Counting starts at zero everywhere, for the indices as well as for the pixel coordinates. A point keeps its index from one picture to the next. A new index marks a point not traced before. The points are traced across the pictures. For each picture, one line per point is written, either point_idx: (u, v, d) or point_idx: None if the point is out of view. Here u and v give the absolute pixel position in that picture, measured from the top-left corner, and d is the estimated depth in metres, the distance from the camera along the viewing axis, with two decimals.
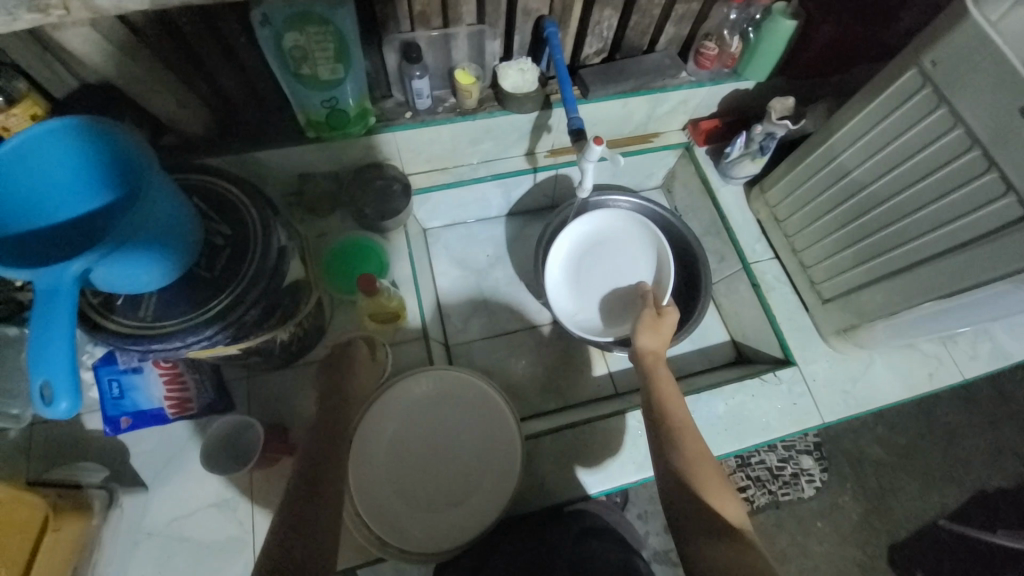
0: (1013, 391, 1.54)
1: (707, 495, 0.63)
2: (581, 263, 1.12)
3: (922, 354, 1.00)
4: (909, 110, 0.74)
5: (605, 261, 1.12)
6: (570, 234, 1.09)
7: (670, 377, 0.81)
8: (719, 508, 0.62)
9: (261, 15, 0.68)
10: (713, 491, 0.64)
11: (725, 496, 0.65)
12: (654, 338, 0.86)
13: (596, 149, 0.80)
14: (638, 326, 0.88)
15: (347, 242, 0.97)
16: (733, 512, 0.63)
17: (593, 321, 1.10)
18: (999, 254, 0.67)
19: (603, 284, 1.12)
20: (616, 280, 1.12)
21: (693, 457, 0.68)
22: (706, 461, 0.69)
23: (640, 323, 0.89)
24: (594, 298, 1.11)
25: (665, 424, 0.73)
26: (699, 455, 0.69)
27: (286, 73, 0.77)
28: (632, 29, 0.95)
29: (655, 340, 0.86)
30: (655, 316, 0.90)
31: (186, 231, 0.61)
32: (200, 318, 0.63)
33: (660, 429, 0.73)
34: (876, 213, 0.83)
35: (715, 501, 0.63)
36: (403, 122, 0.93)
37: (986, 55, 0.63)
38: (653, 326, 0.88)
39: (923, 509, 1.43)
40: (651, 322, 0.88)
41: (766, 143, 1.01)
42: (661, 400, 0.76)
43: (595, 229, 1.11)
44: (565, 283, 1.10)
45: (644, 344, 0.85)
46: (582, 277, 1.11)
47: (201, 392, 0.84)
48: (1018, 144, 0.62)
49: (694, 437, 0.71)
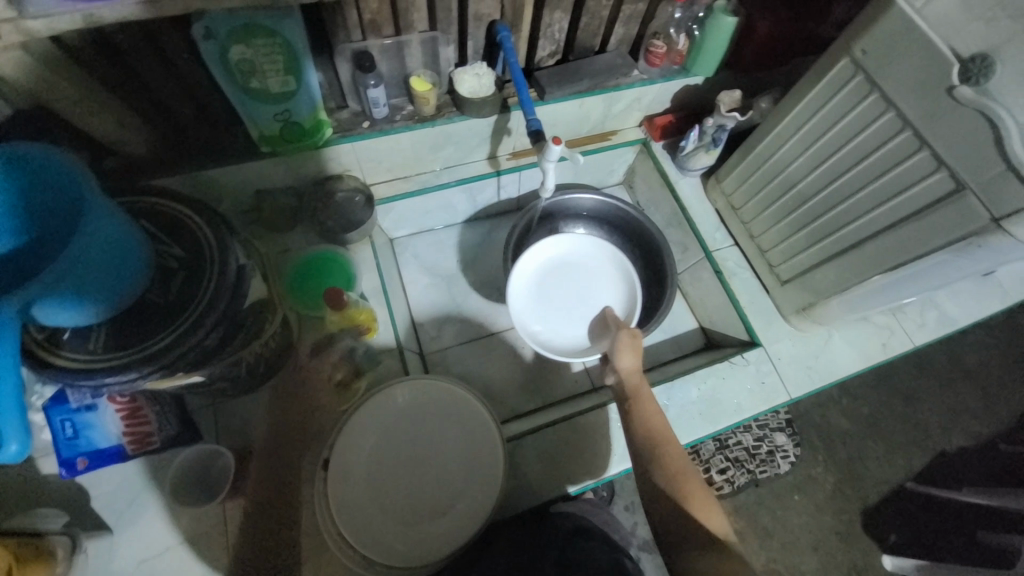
0: (962, 355, 1.64)
1: (692, 507, 0.65)
2: (543, 285, 1.08)
3: (875, 326, 1.06)
4: (846, 97, 0.79)
5: (575, 293, 1.09)
6: (550, 250, 1.09)
7: (653, 397, 0.78)
8: (703, 520, 0.64)
9: (203, 28, 0.66)
10: (696, 502, 0.66)
11: (709, 505, 0.67)
12: (635, 357, 0.82)
13: (554, 149, 0.81)
14: (616, 345, 0.84)
15: (314, 256, 0.95)
16: (721, 527, 0.65)
17: (555, 342, 1.04)
18: (935, 226, 0.72)
19: (568, 312, 1.07)
20: (580, 304, 1.08)
21: (678, 472, 0.69)
22: (690, 481, 0.68)
23: (618, 342, 0.85)
24: (556, 322, 1.06)
25: (646, 441, 0.73)
26: (683, 471, 0.69)
27: (234, 88, 0.74)
28: (583, 30, 0.97)
29: (635, 362, 0.82)
30: (631, 336, 0.85)
31: (134, 257, 0.58)
32: (156, 346, 0.60)
33: (647, 444, 0.73)
34: (823, 195, 0.88)
35: (701, 513, 0.65)
36: (361, 133, 0.92)
37: (911, 41, 0.68)
38: (632, 347, 0.84)
39: (890, 474, 1.50)
40: (629, 342, 0.84)
41: (718, 135, 1.05)
42: (643, 423, 0.75)
43: (576, 256, 1.10)
44: (530, 300, 1.06)
45: (625, 365, 0.82)
46: (545, 299, 1.07)
47: (164, 425, 0.80)
48: (943, 122, 0.67)
49: (677, 454, 0.71)
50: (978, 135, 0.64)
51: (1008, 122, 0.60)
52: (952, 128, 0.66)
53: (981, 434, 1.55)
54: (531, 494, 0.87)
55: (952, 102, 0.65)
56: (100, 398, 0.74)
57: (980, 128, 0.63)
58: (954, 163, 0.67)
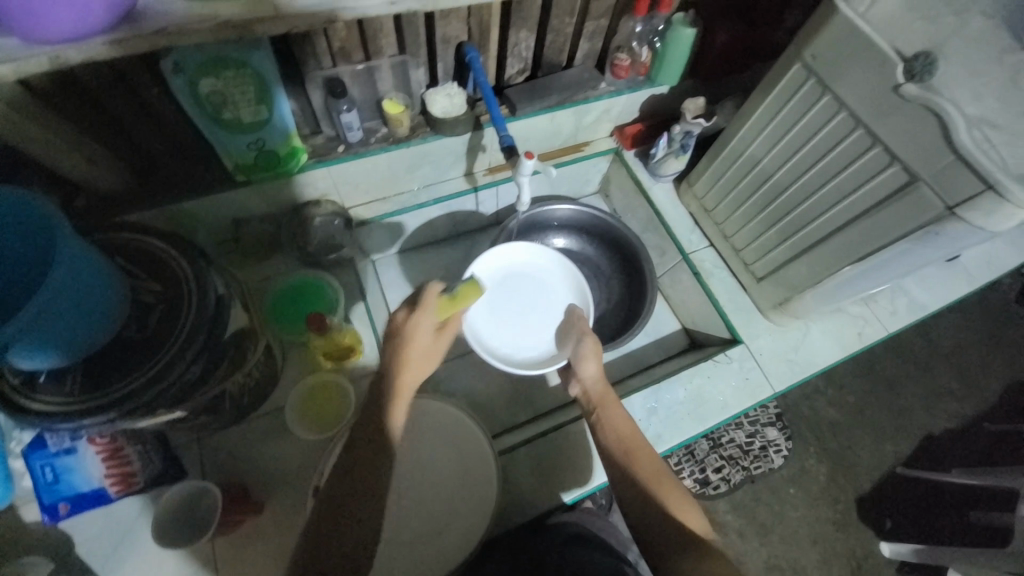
0: (939, 338, 1.70)
1: (673, 510, 0.67)
2: (498, 299, 1.04)
3: (850, 316, 1.10)
4: (801, 98, 0.82)
5: (533, 306, 1.05)
6: (513, 258, 1.06)
7: (618, 402, 0.81)
8: (682, 519, 0.66)
9: (171, 63, 0.67)
10: (674, 505, 0.67)
11: (687, 508, 0.68)
12: (598, 364, 0.85)
13: (527, 163, 0.83)
14: (581, 352, 0.86)
15: (302, 281, 0.99)
16: (699, 526, 0.67)
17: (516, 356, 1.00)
18: (895, 217, 0.75)
19: (525, 323, 1.04)
20: (539, 313, 1.05)
21: (653, 476, 0.71)
22: (665, 483, 0.70)
23: (582, 349, 0.87)
24: (517, 335, 1.03)
25: (621, 447, 0.75)
26: (658, 476, 0.71)
27: (206, 120, 0.75)
28: (549, 47, 1.00)
29: (598, 368, 0.85)
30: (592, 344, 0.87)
31: (108, 294, 0.58)
32: (135, 384, 0.59)
33: (621, 449, 0.75)
34: (789, 193, 0.91)
35: (680, 514, 0.67)
36: (336, 157, 0.92)
37: (856, 45, 0.71)
38: (593, 355, 0.86)
39: (881, 460, 1.53)
40: (591, 350, 0.86)
41: (686, 141, 1.09)
42: (613, 429, 0.78)
43: (528, 264, 1.07)
44: (487, 318, 1.03)
45: (590, 372, 0.85)
46: (502, 314, 1.04)
47: (147, 464, 0.78)
48: (892, 119, 0.71)
49: (649, 458, 0.74)
50: (924, 130, 0.67)
51: (951, 115, 0.64)
52: (901, 124, 0.70)
53: (964, 415, 1.59)
54: (526, 507, 0.87)
55: (900, 100, 0.69)
56: (80, 439, 0.72)
57: (926, 122, 0.67)
58: (906, 157, 0.71)
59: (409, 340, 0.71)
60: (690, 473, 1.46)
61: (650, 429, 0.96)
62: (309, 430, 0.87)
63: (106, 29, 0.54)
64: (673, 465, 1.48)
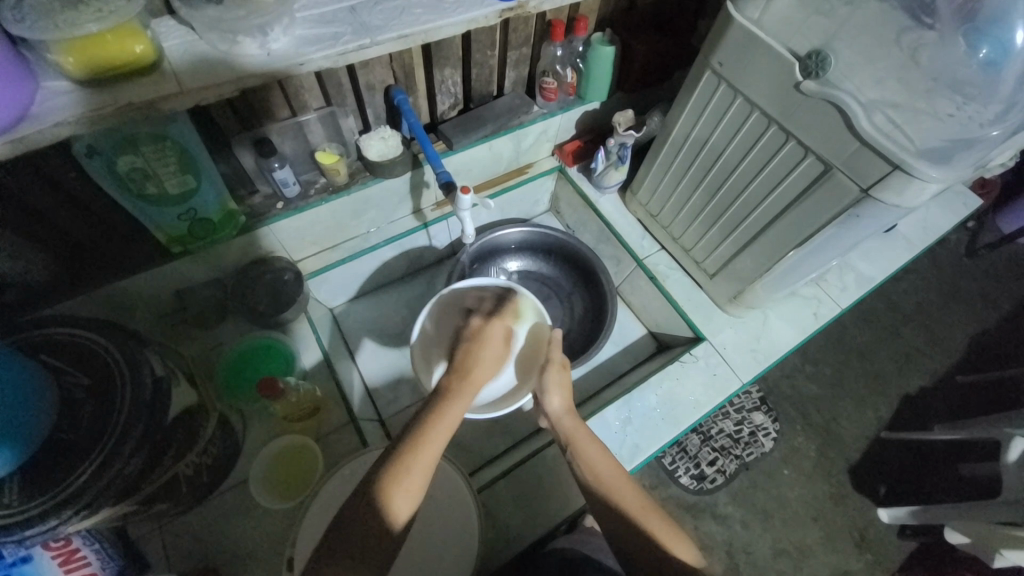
0: (901, 300, 1.76)
1: (659, 538, 0.67)
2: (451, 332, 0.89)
3: (803, 298, 1.13)
4: (718, 102, 0.86)
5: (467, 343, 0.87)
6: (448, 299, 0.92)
7: (590, 433, 0.77)
8: (674, 551, 0.66)
9: (84, 147, 0.65)
10: (665, 539, 0.67)
11: (676, 538, 0.68)
12: (565, 396, 0.78)
13: (464, 198, 0.89)
14: (545, 385, 0.78)
15: (255, 343, 0.97)
16: (687, 553, 0.67)
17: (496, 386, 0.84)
18: (819, 203, 0.78)
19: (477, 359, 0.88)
20: None
21: (637, 513, 0.69)
22: (652, 515, 0.69)
23: (546, 379, 0.79)
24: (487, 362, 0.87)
25: (599, 485, 0.72)
26: (644, 510, 0.69)
27: (129, 197, 0.73)
28: (476, 80, 1.02)
29: (564, 399, 0.78)
30: (559, 369, 0.78)
31: (36, 398, 0.55)
32: (76, 484, 0.57)
33: (600, 486, 0.71)
34: (724, 191, 0.93)
35: (671, 545, 0.67)
36: (277, 214, 0.91)
37: (756, 48, 0.76)
38: (561, 382, 0.78)
39: (865, 427, 1.56)
40: (558, 377, 0.78)
41: (622, 152, 1.12)
42: (587, 463, 0.73)
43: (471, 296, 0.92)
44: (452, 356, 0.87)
45: (555, 408, 0.77)
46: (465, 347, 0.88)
47: (104, 564, 0.69)
48: (799, 112, 0.74)
49: (630, 489, 0.72)
50: (829, 121, 0.71)
51: (850, 104, 0.67)
52: (808, 116, 0.73)
53: (938, 371, 1.64)
54: (512, 541, 0.88)
55: (802, 96, 0.73)
56: (37, 546, 0.60)
57: (829, 113, 0.71)
58: (817, 147, 0.74)
59: (480, 342, 0.75)
60: (686, 470, 1.47)
61: (626, 440, 0.97)
62: (279, 500, 0.85)
63: (3, 129, 0.54)
64: (668, 464, 1.49)
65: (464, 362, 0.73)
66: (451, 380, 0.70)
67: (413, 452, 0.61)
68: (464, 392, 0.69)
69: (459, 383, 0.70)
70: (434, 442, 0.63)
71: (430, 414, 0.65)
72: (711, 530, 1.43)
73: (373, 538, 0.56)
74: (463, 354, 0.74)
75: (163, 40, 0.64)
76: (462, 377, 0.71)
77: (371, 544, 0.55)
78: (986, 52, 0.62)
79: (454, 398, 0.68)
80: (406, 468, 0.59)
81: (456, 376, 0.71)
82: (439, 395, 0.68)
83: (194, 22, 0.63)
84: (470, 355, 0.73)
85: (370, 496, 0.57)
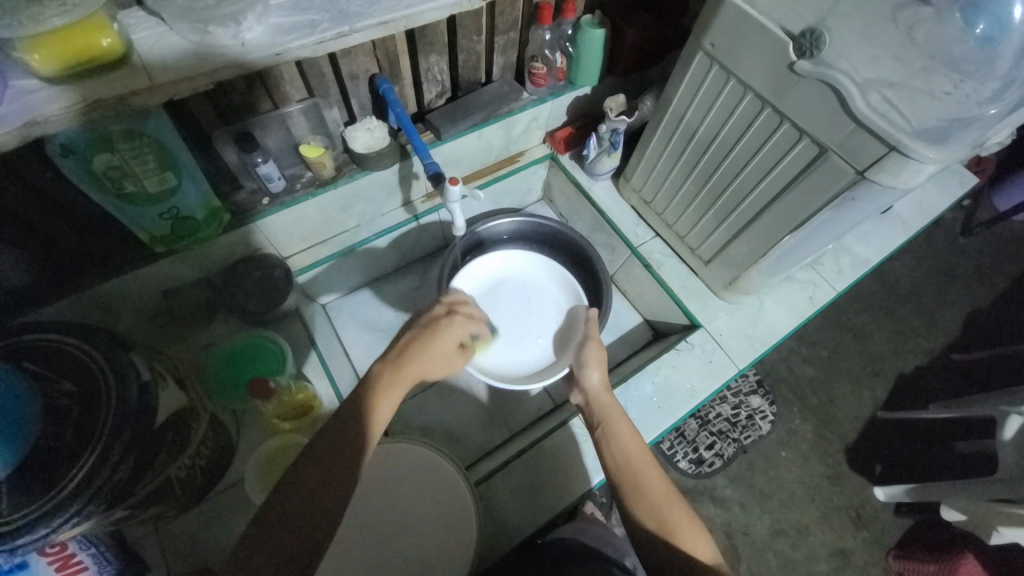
0: (896, 280, 1.75)
1: (679, 534, 0.66)
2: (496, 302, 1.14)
3: (799, 283, 1.12)
4: (710, 85, 0.85)
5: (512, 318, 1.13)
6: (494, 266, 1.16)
7: (621, 412, 0.80)
8: (692, 550, 0.64)
9: (57, 146, 0.63)
10: (681, 530, 0.66)
11: (696, 532, 0.67)
12: (602, 372, 0.86)
13: (454, 189, 0.86)
14: (585, 359, 0.87)
15: (244, 344, 0.95)
16: (703, 551, 0.65)
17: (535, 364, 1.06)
18: (814, 188, 0.77)
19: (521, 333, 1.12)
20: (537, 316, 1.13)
21: (661, 499, 0.69)
22: (672, 504, 0.69)
23: (584, 356, 0.88)
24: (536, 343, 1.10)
25: (626, 465, 0.74)
26: (666, 498, 0.70)
27: (108, 198, 0.70)
28: (463, 67, 0.99)
29: (601, 377, 0.85)
30: (597, 350, 0.88)
31: (20, 406, 0.54)
32: (69, 489, 0.56)
33: (626, 467, 0.73)
34: (717, 175, 0.92)
35: (687, 543, 0.65)
36: (264, 210, 0.90)
37: (748, 28, 0.74)
38: (597, 360, 0.87)
39: (861, 408, 1.57)
40: (597, 355, 0.87)
41: (614, 138, 1.09)
42: (616, 442, 0.76)
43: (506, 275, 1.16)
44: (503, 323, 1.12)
45: (593, 381, 0.84)
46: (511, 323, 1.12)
47: (100, 568, 0.68)
48: (791, 95, 0.73)
49: (654, 475, 0.72)
50: (824, 102, 0.69)
51: (845, 85, 0.66)
52: (801, 98, 0.72)
53: (933, 350, 1.64)
54: (511, 532, 0.88)
55: (796, 77, 0.71)
56: (28, 554, 0.59)
57: (825, 94, 0.69)
58: (812, 130, 0.73)
59: (432, 333, 0.72)
60: (684, 455, 1.48)
61: None
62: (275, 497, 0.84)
63: None
64: (666, 450, 1.49)
65: (405, 352, 0.70)
66: (383, 368, 0.68)
67: (350, 426, 0.61)
68: (399, 379, 0.67)
69: (395, 373, 0.67)
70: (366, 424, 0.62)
71: (362, 404, 0.64)
72: (710, 513, 1.45)
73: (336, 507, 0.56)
74: (406, 342, 0.71)
75: (133, 31, 0.61)
76: (399, 368, 0.68)
77: (312, 511, 0.55)
78: (983, 28, 0.60)
79: (391, 384, 0.66)
80: (344, 446, 0.59)
81: (391, 365, 0.68)
82: (371, 379, 0.67)
83: (164, 13, 0.60)
84: (415, 345, 0.70)
85: (331, 469, 0.57)
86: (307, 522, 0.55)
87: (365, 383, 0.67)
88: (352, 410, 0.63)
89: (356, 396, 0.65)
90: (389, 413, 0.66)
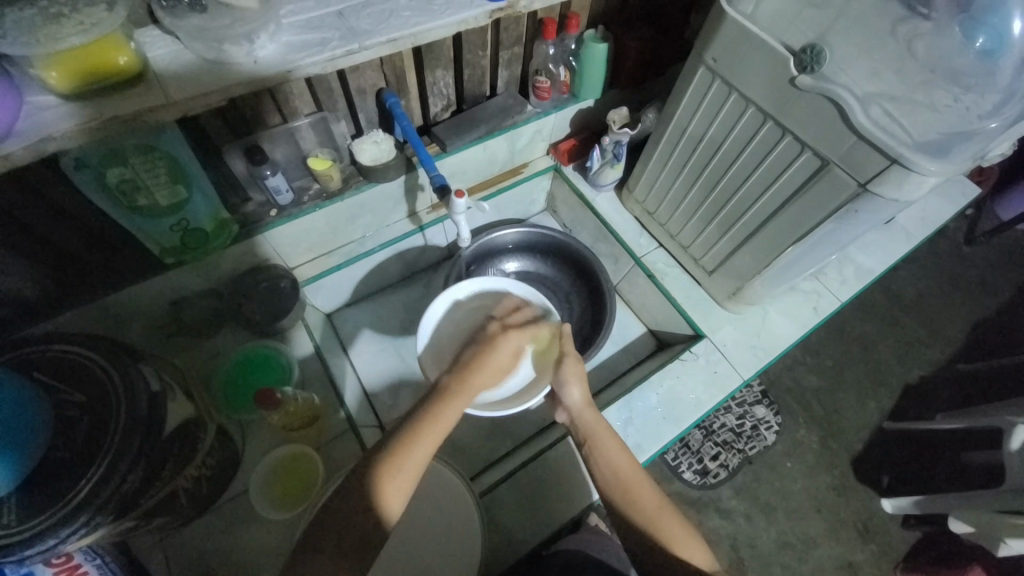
0: (900, 290, 1.75)
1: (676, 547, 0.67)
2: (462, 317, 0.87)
3: (803, 293, 1.13)
4: (712, 98, 0.86)
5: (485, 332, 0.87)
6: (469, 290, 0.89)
7: (606, 426, 0.78)
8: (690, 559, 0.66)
9: (72, 160, 0.65)
10: (678, 542, 0.68)
11: (690, 543, 0.68)
12: (583, 388, 0.78)
13: (459, 202, 0.89)
14: (563, 378, 0.78)
15: (253, 353, 0.97)
16: (701, 559, 0.67)
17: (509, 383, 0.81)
18: (817, 198, 0.77)
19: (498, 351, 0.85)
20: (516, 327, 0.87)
21: (656, 515, 0.70)
22: (665, 518, 0.70)
23: (562, 372, 0.78)
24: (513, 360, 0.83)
25: (616, 483, 0.73)
26: (660, 512, 0.70)
27: (119, 210, 0.72)
28: (468, 81, 1.01)
29: (583, 393, 0.79)
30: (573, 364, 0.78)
31: (31, 415, 0.55)
32: (76, 500, 0.56)
33: (618, 484, 0.72)
34: (721, 186, 0.92)
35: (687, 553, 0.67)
36: (272, 221, 0.91)
37: (748, 42, 0.75)
38: (574, 377, 0.78)
39: (867, 418, 1.56)
40: (574, 369, 0.78)
41: (617, 150, 1.11)
42: (606, 460, 0.74)
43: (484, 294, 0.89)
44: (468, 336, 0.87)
45: (575, 400, 0.78)
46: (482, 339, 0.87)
47: None
48: (793, 108, 0.74)
49: (644, 488, 0.72)
50: (826, 116, 0.70)
51: (845, 99, 0.67)
52: (803, 111, 0.73)
53: (938, 360, 1.64)
54: (515, 544, 0.87)
55: (796, 90, 0.72)
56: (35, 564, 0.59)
57: (825, 108, 0.70)
58: (813, 143, 0.74)
59: (491, 348, 0.72)
60: (689, 465, 1.48)
61: (629, 440, 0.96)
62: (280, 508, 0.84)
63: None
64: (671, 460, 1.49)
65: (467, 364, 0.70)
66: (449, 379, 0.69)
67: (410, 445, 0.63)
68: (462, 394, 0.68)
69: (458, 386, 0.68)
70: (426, 441, 0.64)
71: (422, 423, 0.64)
72: (715, 525, 1.43)
73: (363, 531, 0.58)
74: (467, 356, 0.71)
75: (148, 49, 0.63)
76: (462, 378, 0.69)
77: (346, 547, 0.57)
78: (983, 41, 0.62)
79: (454, 399, 0.67)
80: (401, 461, 0.61)
81: (455, 376, 0.69)
82: (437, 393, 0.68)
83: (178, 30, 0.62)
84: (474, 358, 0.71)
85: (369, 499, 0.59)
86: (347, 545, 0.57)
87: (430, 397, 0.68)
88: (414, 425, 0.64)
89: (420, 408, 0.66)
90: (453, 423, 0.67)
